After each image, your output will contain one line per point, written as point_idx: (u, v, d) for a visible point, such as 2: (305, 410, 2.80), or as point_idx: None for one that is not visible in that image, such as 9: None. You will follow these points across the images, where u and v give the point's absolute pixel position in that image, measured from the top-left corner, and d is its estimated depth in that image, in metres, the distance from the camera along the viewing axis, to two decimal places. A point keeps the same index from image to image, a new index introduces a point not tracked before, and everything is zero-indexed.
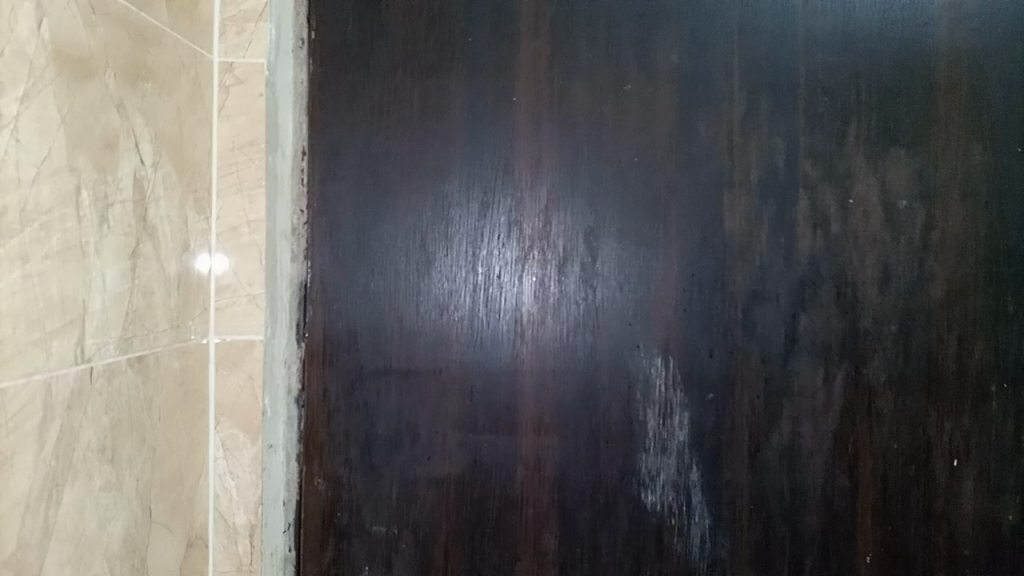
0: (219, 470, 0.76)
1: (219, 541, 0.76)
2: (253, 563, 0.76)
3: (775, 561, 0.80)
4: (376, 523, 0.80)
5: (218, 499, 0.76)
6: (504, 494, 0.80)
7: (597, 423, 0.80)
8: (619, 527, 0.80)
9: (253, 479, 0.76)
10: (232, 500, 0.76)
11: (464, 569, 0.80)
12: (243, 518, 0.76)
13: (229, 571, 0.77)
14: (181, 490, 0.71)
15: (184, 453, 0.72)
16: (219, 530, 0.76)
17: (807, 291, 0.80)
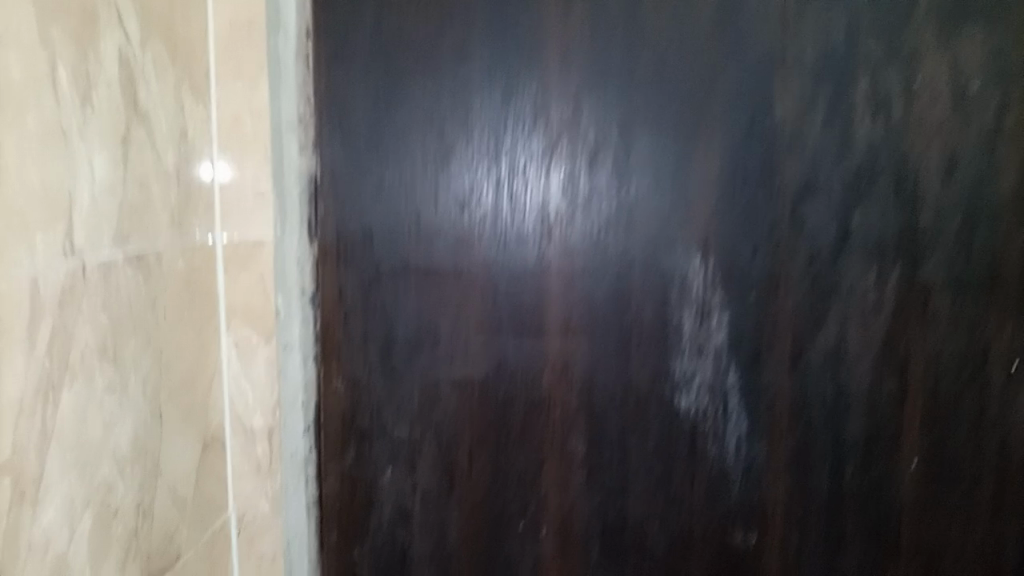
0: (233, 373, 0.74)
1: (237, 444, 0.75)
2: (273, 465, 0.75)
3: (814, 467, 0.76)
4: (398, 426, 0.78)
5: (234, 402, 0.74)
6: (530, 397, 0.76)
7: (629, 325, 0.75)
8: (650, 431, 0.77)
9: (270, 382, 0.74)
10: (248, 403, 0.74)
11: (490, 473, 0.78)
12: (261, 422, 0.74)
13: (249, 472, 0.75)
14: (194, 393, 0.69)
15: (194, 355, 0.69)
16: (237, 434, 0.75)
17: (862, 182, 0.73)
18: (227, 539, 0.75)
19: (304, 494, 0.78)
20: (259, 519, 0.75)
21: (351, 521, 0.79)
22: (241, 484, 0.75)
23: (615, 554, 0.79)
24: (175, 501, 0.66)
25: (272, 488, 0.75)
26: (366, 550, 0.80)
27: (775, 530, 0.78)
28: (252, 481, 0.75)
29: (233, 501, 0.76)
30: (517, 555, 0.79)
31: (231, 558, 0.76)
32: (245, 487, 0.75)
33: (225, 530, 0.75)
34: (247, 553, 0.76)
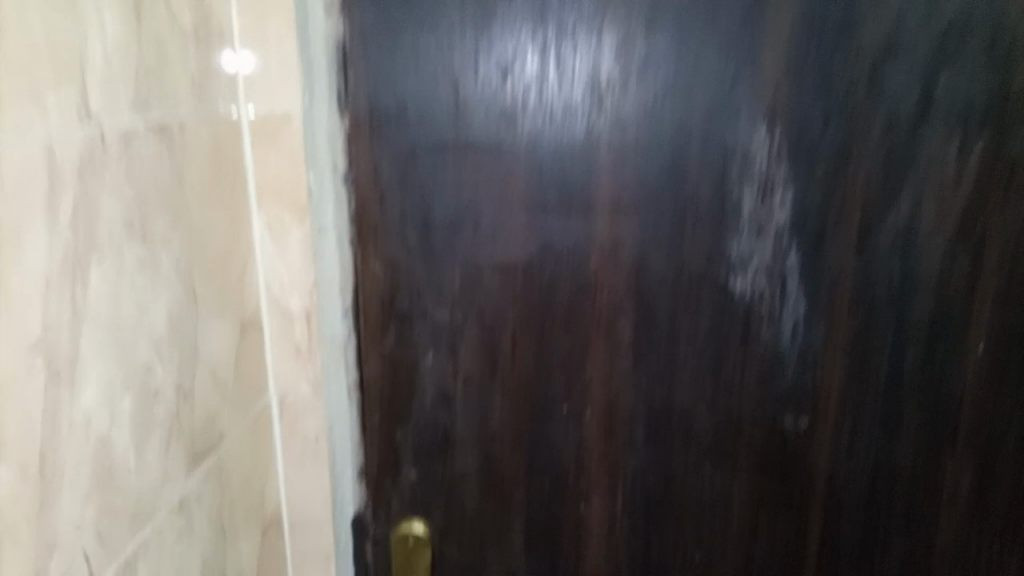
0: (268, 255, 0.71)
1: (275, 328, 0.74)
2: (313, 350, 0.74)
3: (873, 350, 0.73)
4: (439, 309, 0.75)
5: (269, 285, 0.72)
6: (576, 280, 0.73)
7: (684, 202, 0.70)
8: (702, 315, 0.73)
9: (307, 265, 0.71)
10: (284, 286, 0.72)
11: (535, 358, 0.75)
12: (298, 305, 0.72)
13: (289, 354, 0.74)
14: (230, 275, 0.67)
15: (226, 234, 0.66)
16: (274, 317, 0.73)
17: (952, 41, 0.65)
18: (269, 420, 0.76)
19: (343, 377, 0.78)
20: (301, 400, 0.75)
21: (394, 404, 0.78)
22: (281, 369, 0.75)
23: (662, 438, 0.77)
24: (215, 385, 0.65)
25: (312, 372, 0.75)
26: (409, 432, 0.79)
27: (827, 415, 0.76)
28: (292, 364, 0.74)
29: (274, 384, 0.75)
30: (561, 440, 0.78)
31: (273, 439, 0.77)
32: (285, 371, 0.75)
33: (266, 413, 0.75)
34: (289, 435, 0.77)
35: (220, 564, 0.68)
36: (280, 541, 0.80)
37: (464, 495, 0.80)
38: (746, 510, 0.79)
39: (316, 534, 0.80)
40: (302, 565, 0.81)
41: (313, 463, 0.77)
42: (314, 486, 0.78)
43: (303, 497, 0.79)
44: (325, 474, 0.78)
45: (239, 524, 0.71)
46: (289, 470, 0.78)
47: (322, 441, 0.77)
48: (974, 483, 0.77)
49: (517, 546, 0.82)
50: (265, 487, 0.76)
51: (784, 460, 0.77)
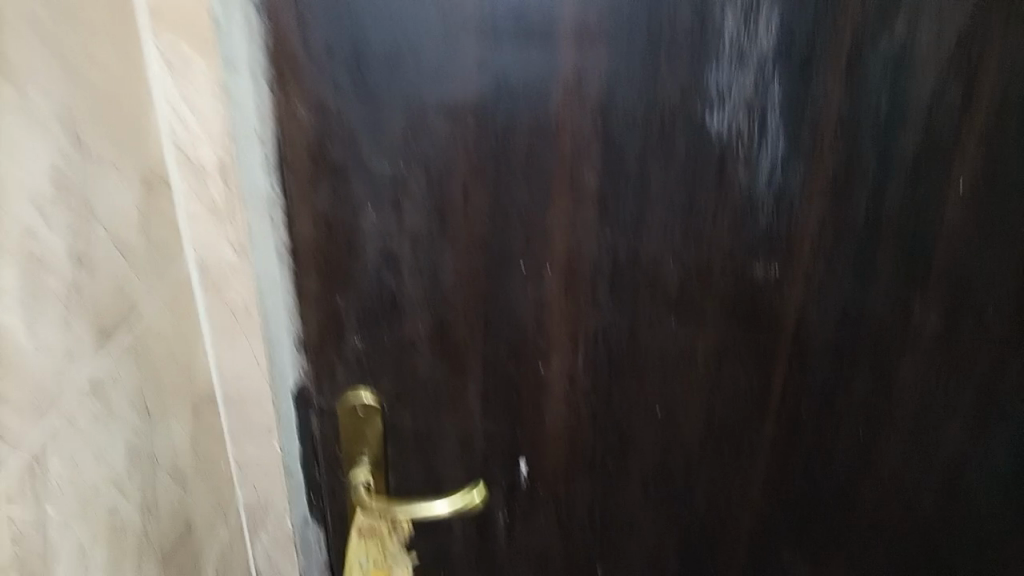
0: (169, 94, 0.59)
1: (188, 182, 0.63)
2: (235, 209, 0.63)
3: (851, 190, 0.69)
4: (377, 159, 0.65)
5: (175, 131, 0.61)
6: (534, 121, 0.64)
7: (659, 26, 0.61)
8: (675, 158, 0.66)
9: (218, 105, 0.59)
10: (193, 131, 0.60)
11: (490, 212, 0.67)
12: (212, 156, 0.61)
13: (203, 215, 0.64)
14: (124, 118, 0.56)
15: (114, 69, 0.54)
16: (185, 169, 0.62)
17: None
18: (189, 289, 0.67)
19: (272, 237, 0.69)
20: (224, 266, 0.66)
21: (333, 268, 0.70)
22: (197, 230, 0.65)
23: (627, 293, 0.72)
24: (121, 251, 0.56)
25: (235, 234, 0.65)
26: (351, 297, 0.71)
27: (800, 261, 0.72)
28: (211, 225, 0.64)
29: (191, 247, 0.66)
30: (519, 299, 0.72)
31: (196, 309, 0.68)
32: (204, 232, 0.65)
33: (186, 279, 0.66)
34: (214, 305, 0.68)
35: (150, 447, 0.61)
36: (214, 417, 0.73)
37: (415, 362, 0.74)
38: (712, 362, 0.77)
39: (259, 409, 0.73)
40: (243, 439, 0.76)
41: (245, 335, 0.69)
42: (248, 359, 0.71)
43: (238, 371, 0.71)
44: (259, 345, 0.70)
45: (169, 402, 0.64)
46: (218, 342, 0.70)
47: (255, 310, 0.68)
48: (939, 320, 0.78)
49: (474, 411, 0.78)
50: (192, 363, 0.68)
51: (753, 310, 0.74)
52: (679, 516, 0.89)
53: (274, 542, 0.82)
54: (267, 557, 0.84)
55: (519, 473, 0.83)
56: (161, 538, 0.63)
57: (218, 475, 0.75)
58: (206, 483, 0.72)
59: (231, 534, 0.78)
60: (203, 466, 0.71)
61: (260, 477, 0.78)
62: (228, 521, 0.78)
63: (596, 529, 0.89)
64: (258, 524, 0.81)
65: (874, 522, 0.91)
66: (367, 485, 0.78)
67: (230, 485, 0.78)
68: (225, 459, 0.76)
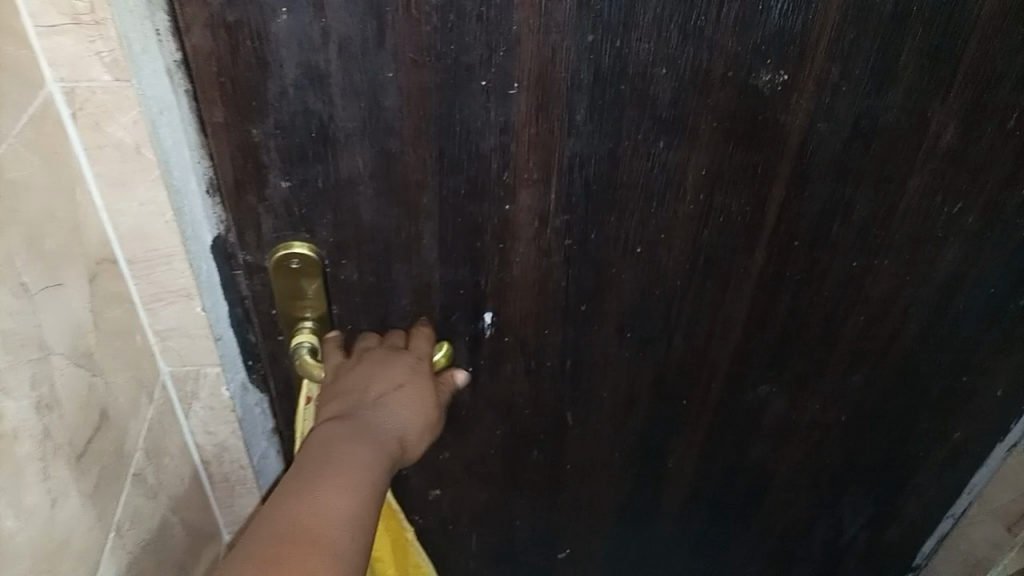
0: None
1: None
2: (99, 13, 0.48)
3: None
4: None
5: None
6: None
7: None
8: None
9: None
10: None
11: (438, 10, 0.52)
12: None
13: (65, 24, 0.48)
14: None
15: None
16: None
17: None
18: (58, 124, 0.51)
19: (158, 56, 0.53)
20: (101, 93, 0.51)
21: (244, 91, 0.55)
22: (52, 44, 0.48)
23: (609, 110, 0.60)
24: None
25: (106, 48, 0.49)
26: (271, 129, 0.57)
27: (813, 64, 0.60)
28: (70, 35, 0.48)
29: (50, 66, 0.49)
30: (479, 123, 0.59)
31: (73, 150, 0.53)
32: (62, 46, 0.49)
33: (52, 111, 0.50)
34: (93, 144, 0.53)
35: (38, 331, 0.48)
36: (119, 281, 0.60)
37: (357, 204, 0.62)
38: (702, 189, 0.67)
39: (167, 269, 0.61)
40: (156, 304, 0.63)
41: (140, 178, 0.56)
42: (147, 210, 0.57)
43: (137, 223, 0.58)
44: (160, 192, 0.57)
45: (60, 269, 0.51)
46: (107, 189, 0.56)
47: (147, 148, 0.54)
48: (956, 136, 0.68)
49: (430, 259, 0.67)
50: (79, 219, 0.54)
51: (753, 126, 0.63)
52: (655, 356, 0.82)
53: (211, 412, 0.72)
54: (206, 429, 0.74)
55: (483, 323, 0.74)
56: (71, 435, 0.52)
57: (134, 348, 0.63)
58: (120, 359, 0.60)
59: (160, 412, 0.68)
60: (113, 341, 0.59)
61: (184, 344, 0.67)
62: (154, 398, 0.67)
63: (567, 375, 0.82)
64: (189, 396, 0.70)
65: (855, 350, 0.87)
66: (313, 347, 0.68)
67: (150, 358, 0.66)
68: (139, 329, 0.64)
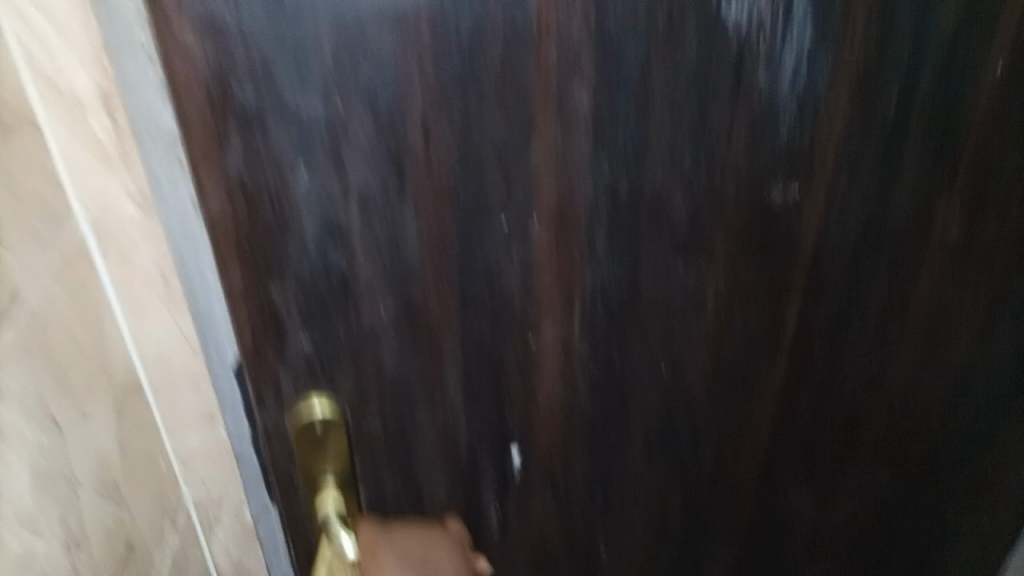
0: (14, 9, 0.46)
1: (63, 124, 0.50)
2: (126, 149, 0.52)
3: (884, 82, 0.57)
4: (305, 101, 0.47)
5: (32, 67, 0.48)
6: (509, 29, 0.48)
7: None
8: (683, 64, 0.52)
9: (82, 19, 0.47)
10: (57, 58, 0.48)
11: (457, 158, 0.52)
12: (85, 83, 0.49)
13: (94, 164, 0.52)
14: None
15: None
16: (54, 106, 0.49)
17: None
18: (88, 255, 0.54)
19: (182, 192, 0.52)
20: (128, 225, 0.54)
21: (258, 252, 0.52)
22: (84, 180, 0.52)
23: (628, 238, 0.59)
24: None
25: (132, 182, 0.53)
26: (290, 289, 0.54)
27: (823, 175, 0.61)
28: (100, 172, 0.52)
29: (79, 202, 0.53)
30: (500, 262, 0.57)
31: (98, 279, 0.56)
32: (93, 180, 0.52)
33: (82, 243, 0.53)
34: (120, 273, 0.56)
35: (64, 464, 0.49)
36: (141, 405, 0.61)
37: (379, 356, 0.59)
38: (721, 305, 0.66)
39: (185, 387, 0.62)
40: (177, 425, 0.64)
41: (155, 304, 0.58)
42: (168, 333, 0.59)
43: (160, 348, 0.60)
44: (184, 313, 0.58)
45: (84, 402, 0.51)
46: (129, 314, 0.58)
47: (169, 273, 0.56)
48: (960, 229, 0.69)
49: (455, 402, 0.64)
50: (104, 348, 0.55)
51: (768, 240, 0.63)
52: (686, 477, 0.79)
53: (230, 536, 0.70)
54: (229, 555, 0.71)
55: (511, 464, 0.70)
56: (94, 568, 0.52)
57: (159, 474, 0.62)
58: (144, 487, 0.60)
59: (180, 539, 0.65)
60: (133, 467, 0.58)
61: (207, 462, 0.66)
62: (175, 522, 0.65)
63: (598, 508, 0.78)
64: (212, 521, 0.69)
65: (883, 450, 0.85)
66: (340, 514, 0.63)
67: (172, 482, 0.65)
68: (161, 452, 0.63)
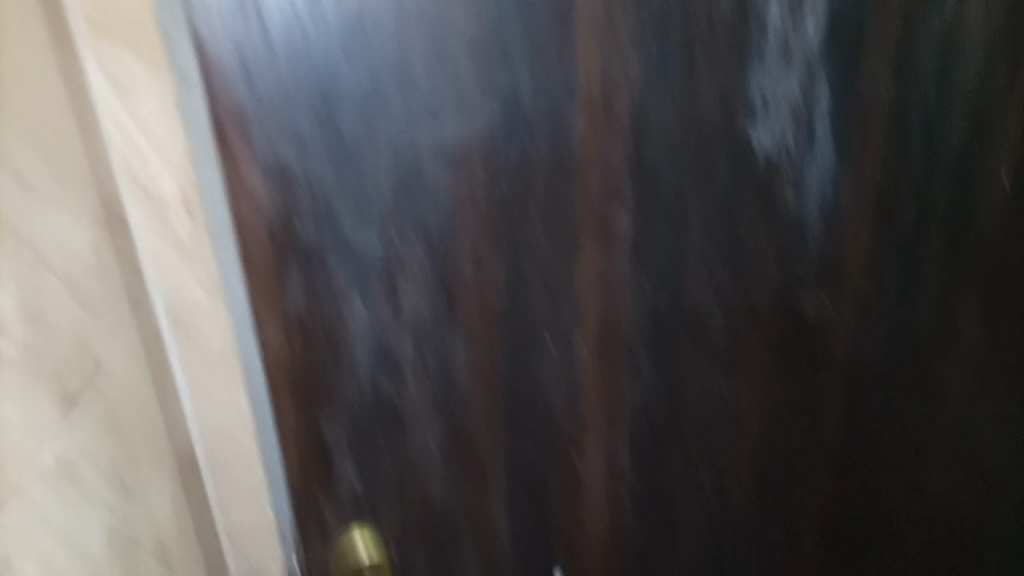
0: (116, 119, 0.45)
1: (146, 223, 0.47)
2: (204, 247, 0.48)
3: (900, 198, 0.60)
4: (365, 236, 0.48)
5: (127, 161, 0.46)
6: (556, 161, 0.50)
7: (695, 31, 0.49)
8: (718, 188, 0.55)
9: (174, 122, 0.44)
10: (145, 155, 0.46)
11: (506, 283, 0.53)
12: (172, 185, 0.46)
13: (175, 261, 0.48)
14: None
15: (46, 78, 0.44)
16: (140, 202, 0.47)
17: None
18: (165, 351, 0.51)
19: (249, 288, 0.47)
20: (207, 324, 0.50)
21: (312, 386, 0.51)
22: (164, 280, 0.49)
23: (668, 353, 0.60)
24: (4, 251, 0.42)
25: (205, 274, 0.48)
26: (341, 421, 0.53)
27: (850, 286, 0.63)
28: (178, 271, 0.49)
29: (158, 288, 0.49)
30: (546, 383, 0.58)
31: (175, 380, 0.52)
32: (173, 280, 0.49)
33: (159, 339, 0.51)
34: (195, 375, 0.52)
35: (128, 520, 0.54)
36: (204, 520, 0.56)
37: (427, 486, 0.58)
38: (761, 415, 0.66)
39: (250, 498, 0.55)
40: (246, 549, 0.57)
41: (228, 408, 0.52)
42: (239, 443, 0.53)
43: (229, 461, 0.54)
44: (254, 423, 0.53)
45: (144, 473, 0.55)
46: (204, 426, 0.53)
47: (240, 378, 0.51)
48: (981, 331, 0.71)
49: (502, 531, 0.62)
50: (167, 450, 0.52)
51: (802, 350, 0.64)
52: None
53: None
54: None
55: None
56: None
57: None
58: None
59: None
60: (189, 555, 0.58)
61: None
62: None
63: None
64: None
65: (930, 562, 0.82)
66: None
67: None
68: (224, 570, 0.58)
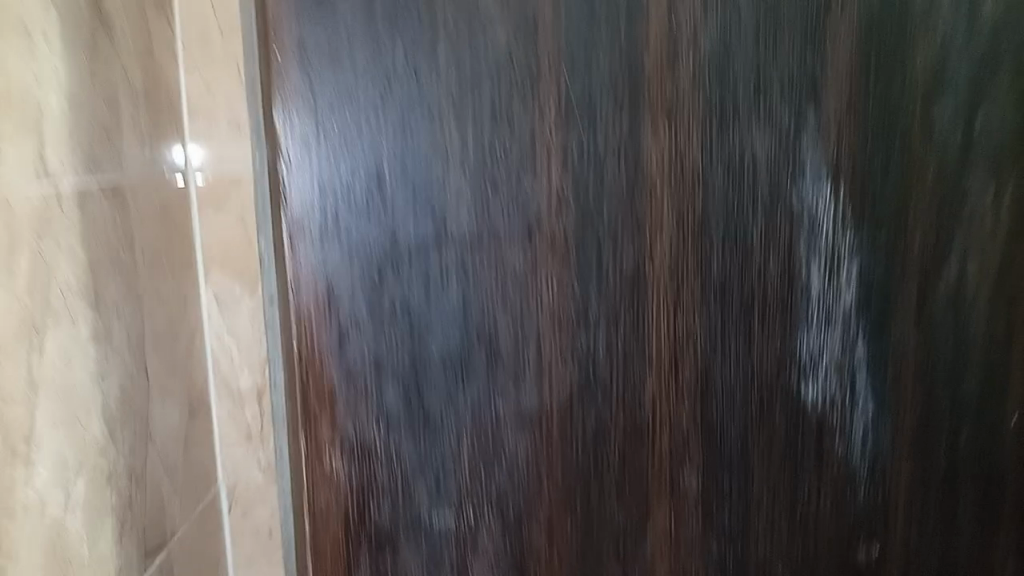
0: (223, 358, 0.46)
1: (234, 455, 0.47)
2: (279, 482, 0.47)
3: (932, 446, 0.58)
4: (438, 510, 0.48)
5: (220, 395, 0.47)
6: (631, 422, 0.50)
7: (751, 296, 0.51)
8: (774, 441, 0.54)
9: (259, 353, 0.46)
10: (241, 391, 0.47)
11: (578, 550, 0.51)
12: (251, 381, 0.47)
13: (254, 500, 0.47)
14: (125, 251, 0.38)
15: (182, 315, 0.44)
16: (231, 439, 0.47)
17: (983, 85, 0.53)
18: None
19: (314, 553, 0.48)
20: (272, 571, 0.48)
21: None
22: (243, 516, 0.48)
23: None
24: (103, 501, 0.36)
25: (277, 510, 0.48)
26: None
27: (896, 537, 0.59)
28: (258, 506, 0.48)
29: (221, 492, 0.48)
30: None
31: None
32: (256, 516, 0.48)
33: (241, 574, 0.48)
34: None
35: None
36: None
37: None
38: None
39: None
40: None
41: None
42: None
43: None
44: None
45: None
46: None
47: None
48: None
49: None
50: None
51: None
52: None
53: None
54: None
55: None
56: None
57: None
58: None
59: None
60: None
61: None
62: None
63: None
64: None
65: None
66: None
67: None
68: None
